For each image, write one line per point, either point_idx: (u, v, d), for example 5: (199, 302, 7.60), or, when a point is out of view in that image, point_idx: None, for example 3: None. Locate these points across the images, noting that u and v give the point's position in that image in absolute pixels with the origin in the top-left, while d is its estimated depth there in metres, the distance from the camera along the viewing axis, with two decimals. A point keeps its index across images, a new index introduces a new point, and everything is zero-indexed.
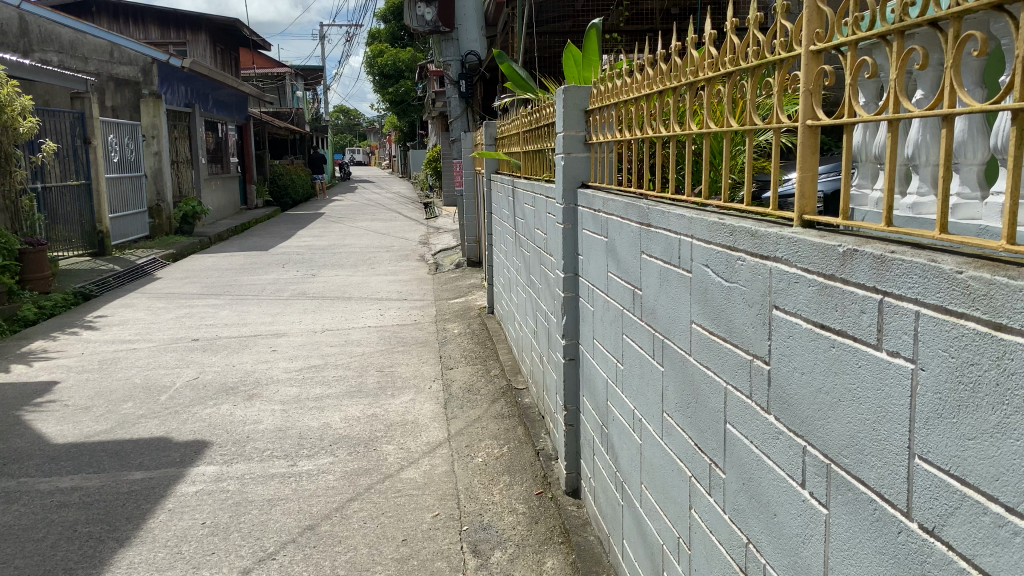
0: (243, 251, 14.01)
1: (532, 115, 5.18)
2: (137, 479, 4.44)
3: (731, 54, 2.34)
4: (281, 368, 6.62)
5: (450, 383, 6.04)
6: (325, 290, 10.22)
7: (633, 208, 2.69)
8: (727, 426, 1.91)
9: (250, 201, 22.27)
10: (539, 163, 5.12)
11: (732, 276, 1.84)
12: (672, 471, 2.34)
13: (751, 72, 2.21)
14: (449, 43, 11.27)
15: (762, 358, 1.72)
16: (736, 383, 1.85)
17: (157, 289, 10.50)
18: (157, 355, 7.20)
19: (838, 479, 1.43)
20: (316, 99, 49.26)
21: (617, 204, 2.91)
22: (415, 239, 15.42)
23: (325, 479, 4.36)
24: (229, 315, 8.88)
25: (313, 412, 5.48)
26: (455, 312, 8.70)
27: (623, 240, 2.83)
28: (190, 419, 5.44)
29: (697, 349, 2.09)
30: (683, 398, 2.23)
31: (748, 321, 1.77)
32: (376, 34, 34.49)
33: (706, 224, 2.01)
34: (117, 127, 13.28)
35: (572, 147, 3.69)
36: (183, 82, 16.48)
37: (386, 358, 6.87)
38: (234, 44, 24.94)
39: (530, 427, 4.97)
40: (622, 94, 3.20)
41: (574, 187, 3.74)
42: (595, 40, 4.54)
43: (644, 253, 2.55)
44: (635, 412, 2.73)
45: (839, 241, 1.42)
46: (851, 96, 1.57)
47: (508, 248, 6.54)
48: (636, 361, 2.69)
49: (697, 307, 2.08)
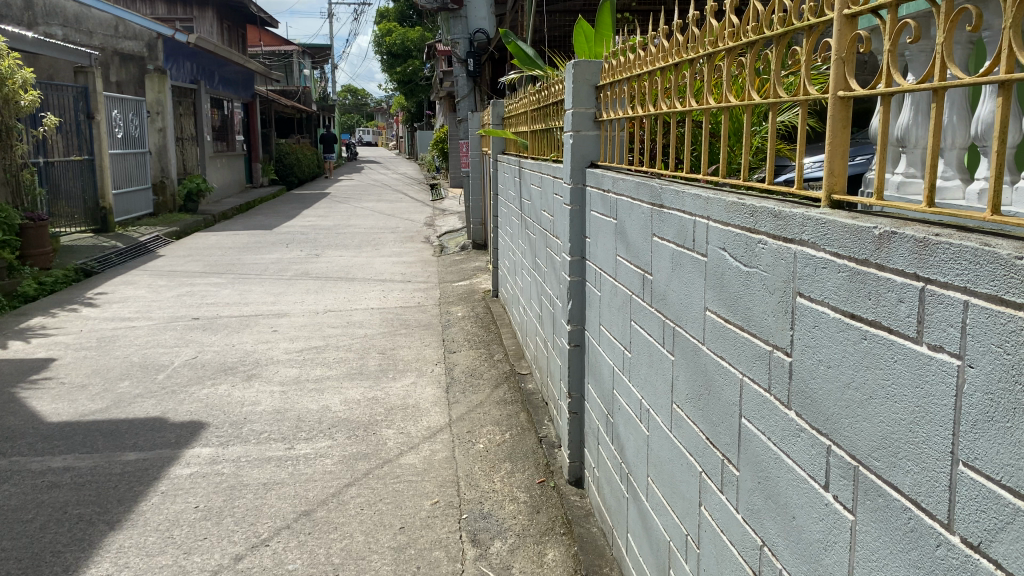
0: (247, 230, 13.91)
1: (540, 94, 5.06)
2: (130, 461, 4.35)
3: (755, 22, 2.19)
4: (281, 349, 6.52)
5: (452, 367, 5.94)
6: (328, 271, 10.12)
7: (645, 188, 2.56)
8: (743, 421, 1.79)
9: (255, 179, 22.16)
10: (547, 143, 4.98)
11: (752, 260, 1.71)
12: (681, 465, 2.22)
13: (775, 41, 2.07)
14: (459, 20, 11.11)
15: (782, 349, 1.59)
16: (753, 375, 1.73)
17: (159, 266, 10.41)
18: (156, 334, 7.10)
19: (867, 483, 1.29)
20: (323, 78, 49.01)
21: (628, 184, 2.78)
22: (421, 221, 15.30)
23: (322, 463, 4.26)
24: (230, 294, 8.78)
25: (313, 394, 5.39)
26: (460, 294, 8.59)
27: (634, 224, 2.70)
28: (187, 399, 5.34)
29: (711, 338, 1.97)
30: (695, 390, 2.10)
31: (769, 310, 1.64)
32: (385, 13, 34.20)
33: (724, 204, 1.87)
34: (122, 102, 13.15)
35: (581, 125, 3.55)
36: (189, 58, 16.32)
37: (387, 340, 6.77)
38: (241, 21, 24.74)
39: (532, 413, 4.86)
40: (635, 68, 3.06)
41: (583, 167, 3.58)
42: (609, 15, 4.42)
43: (656, 236, 2.42)
44: (643, 402, 2.62)
45: (873, 222, 1.28)
46: (891, 64, 1.38)
47: (514, 230, 6.41)
48: (645, 349, 2.57)
49: (711, 293, 1.96)
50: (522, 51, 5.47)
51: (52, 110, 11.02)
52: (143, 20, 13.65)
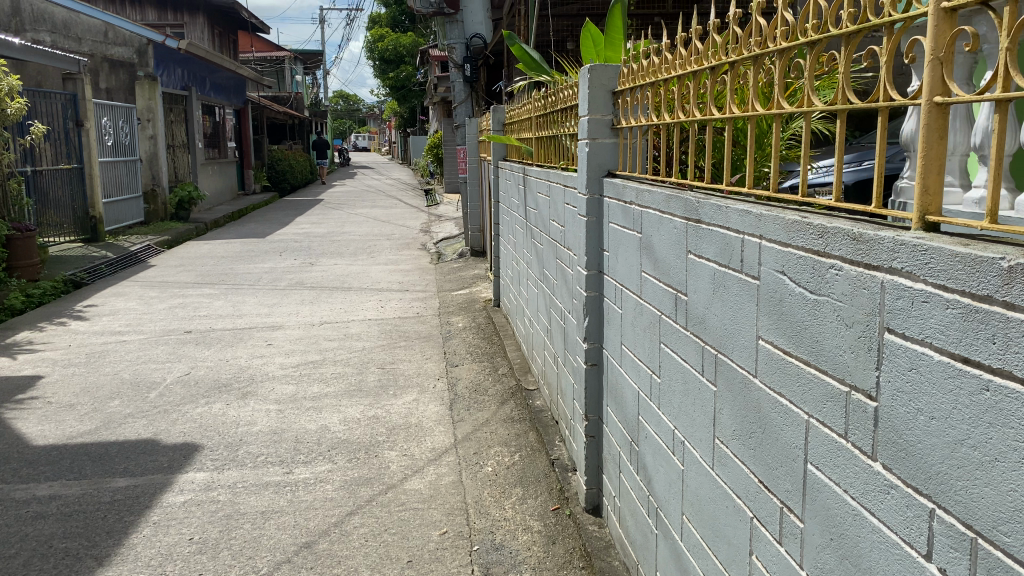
0: (240, 238, 13.68)
1: (546, 99, 4.86)
2: (121, 488, 4.12)
3: (815, 19, 1.88)
4: (277, 364, 6.29)
5: (455, 382, 5.73)
6: (323, 280, 9.90)
7: (677, 201, 2.35)
8: (809, 467, 1.60)
9: (247, 185, 21.92)
10: (554, 150, 4.80)
11: (823, 288, 1.51)
12: (726, 507, 2.02)
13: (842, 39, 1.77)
14: (455, 25, 10.89)
15: (864, 392, 1.40)
16: (823, 417, 1.53)
17: (150, 277, 10.18)
18: (148, 348, 6.87)
19: (989, 560, 1.09)
20: (315, 83, 48.71)
21: (655, 196, 2.58)
22: (416, 227, 15.08)
23: (323, 489, 4.05)
24: (224, 306, 8.55)
25: (311, 413, 5.17)
26: (460, 304, 8.39)
27: (663, 241, 2.49)
28: (180, 419, 5.12)
29: (765, 371, 1.77)
30: (743, 426, 1.91)
31: (846, 345, 1.44)
32: (377, 19, 34.04)
33: (782, 223, 1.68)
34: (111, 110, 12.90)
35: (598, 132, 3.33)
36: (179, 65, 16.11)
37: (387, 353, 6.56)
38: (232, 27, 24.53)
39: (542, 433, 4.65)
40: (659, 72, 2.82)
41: (600, 176, 3.37)
42: (620, 18, 4.21)
43: (692, 254, 2.22)
44: (675, 432, 2.42)
45: (994, 251, 1.09)
46: (1009, 65, 1.17)
47: (517, 238, 6.22)
48: (679, 374, 2.37)
49: (766, 321, 1.76)
50: (528, 54, 5.24)
51: (40, 118, 10.79)
52: (132, 26, 13.41)
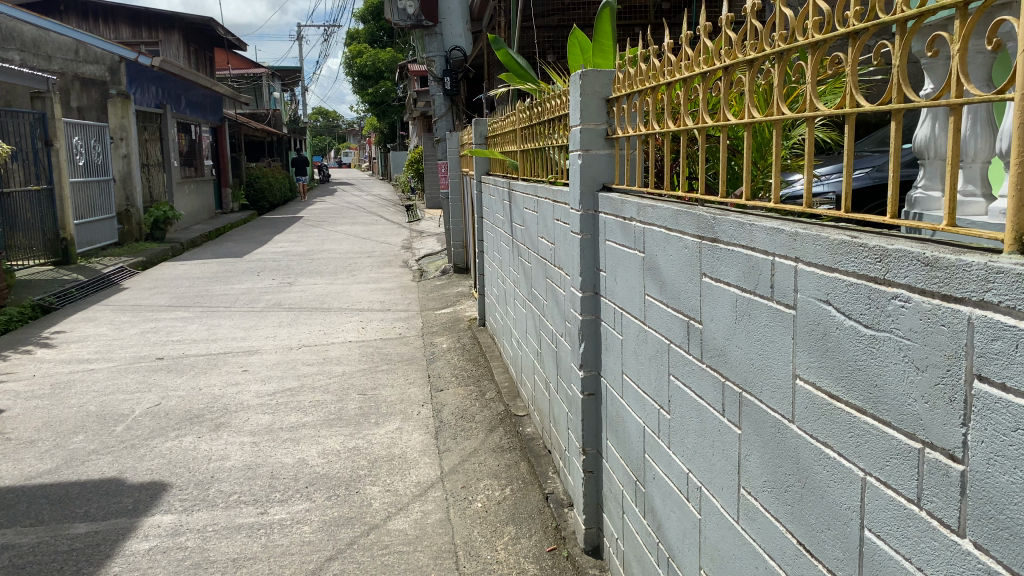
0: (217, 258, 13.33)
1: (531, 109, 4.61)
2: (80, 534, 3.81)
3: (859, 5, 1.61)
4: (253, 393, 5.98)
5: (441, 408, 5.45)
6: (302, 301, 9.59)
7: (688, 216, 2.10)
8: (866, 534, 1.34)
9: (225, 204, 21.57)
10: (540, 163, 4.56)
11: (884, 323, 1.26)
12: (757, 569, 1.77)
13: (894, 26, 1.50)
14: (433, 38, 10.64)
15: (942, 451, 1.15)
16: (886, 477, 1.28)
17: (122, 300, 9.83)
18: (116, 377, 6.54)
19: None
20: (293, 100, 48.33)
21: (660, 211, 2.32)
22: (398, 244, 14.81)
23: (300, 532, 3.75)
24: (198, 330, 8.22)
25: (287, 446, 4.87)
26: (444, 323, 8.11)
27: (670, 261, 2.24)
28: (148, 455, 4.81)
29: (807, 416, 1.52)
30: (778, 477, 1.65)
31: (917, 394, 1.19)
32: (356, 35, 33.86)
33: (826, 244, 1.43)
34: (84, 129, 12.56)
35: (591, 143, 3.06)
36: (153, 82, 15.80)
37: (368, 378, 6.26)
38: (209, 44, 24.23)
39: (535, 464, 4.37)
40: (659, 75, 2.56)
41: (594, 191, 3.11)
42: (609, 23, 3.97)
43: (707, 277, 1.97)
44: (690, 477, 2.16)
45: None
46: None
47: (502, 255, 5.97)
48: (693, 412, 2.12)
49: (807, 357, 1.51)
50: (514, 60, 5.01)
51: (7, 138, 10.44)
52: (104, 43, 13.09)
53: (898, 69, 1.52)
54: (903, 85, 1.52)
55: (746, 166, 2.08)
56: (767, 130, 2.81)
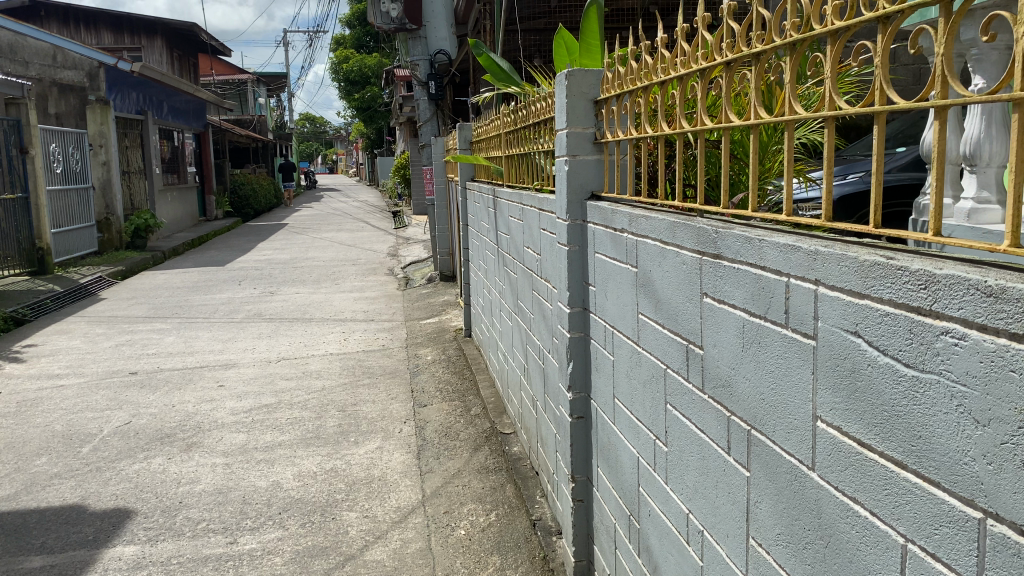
0: (199, 267, 13.04)
1: (516, 113, 4.40)
2: (34, 569, 3.55)
3: None
4: (227, 410, 5.72)
5: (424, 425, 5.22)
6: (283, 311, 9.34)
7: (686, 228, 1.88)
8: None
9: (209, 211, 21.26)
10: (526, 170, 4.35)
11: (930, 362, 1.06)
12: None
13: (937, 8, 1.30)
14: (417, 41, 10.42)
15: (1010, 524, 0.94)
16: (934, 547, 1.07)
17: (99, 312, 9.55)
18: (87, 394, 6.26)
19: None
20: (279, 106, 47.96)
21: (654, 222, 2.11)
22: (383, 251, 14.55)
23: (270, 564, 3.51)
24: (175, 342, 7.95)
25: (261, 468, 4.62)
26: (430, 334, 7.86)
27: (666, 278, 2.03)
28: (114, 479, 4.55)
29: (833, 465, 1.31)
30: (794, 530, 1.44)
31: (975, 452, 0.98)
32: (341, 41, 33.63)
33: (856, 265, 1.22)
34: (61, 136, 12.23)
35: (579, 147, 2.83)
36: (134, 88, 15.52)
37: (349, 393, 6.02)
38: (192, 49, 23.92)
39: (522, 487, 4.15)
40: (651, 74, 2.34)
41: (582, 199, 2.89)
42: (595, 22, 3.76)
43: (709, 297, 1.75)
44: (690, 519, 1.95)
45: None
46: None
47: (487, 264, 5.75)
48: (695, 446, 1.90)
49: (832, 396, 1.30)
50: (495, 63, 4.75)
51: None
52: (82, 48, 12.80)
53: (941, 59, 1.21)
54: (948, 78, 1.20)
55: (753, 173, 1.84)
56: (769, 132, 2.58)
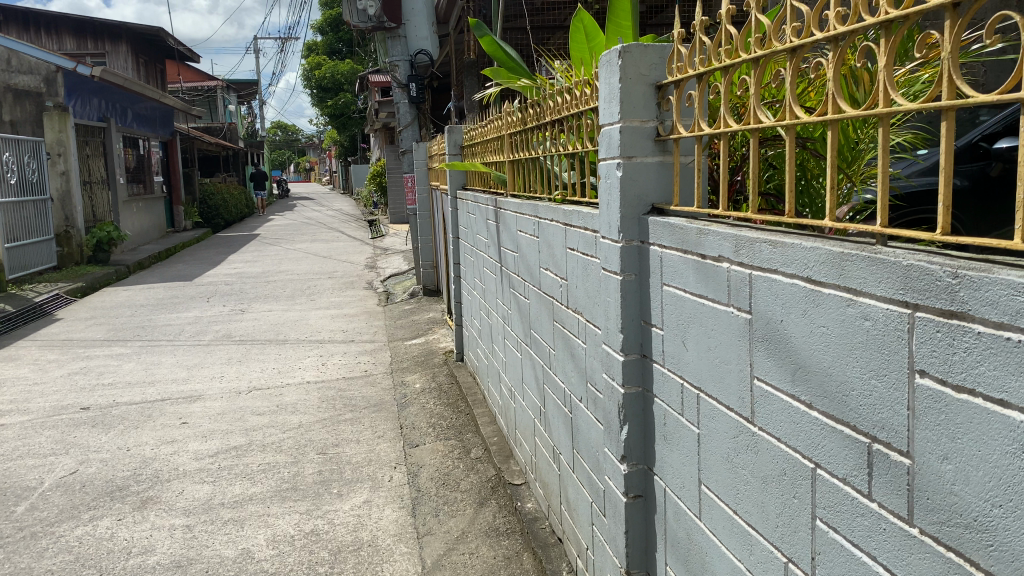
0: (164, 283, 12.20)
1: (524, 111, 3.74)
2: None
3: None
4: (190, 455, 4.98)
5: (417, 472, 4.51)
6: (255, 332, 8.58)
7: (871, 265, 1.20)
8: None
9: (177, 222, 20.36)
10: (540, 177, 3.67)
11: None
12: None
13: None
14: (397, 40, 9.67)
15: None
16: None
17: (53, 335, 8.72)
18: (29, 436, 5.48)
19: None
20: (250, 114, 46.91)
21: (792, 250, 1.42)
22: (361, 263, 13.79)
23: None
24: (134, 370, 7.16)
25: (228, 531, 3.90)
26: (417, 358, 7.15)
27: (818, 336, 1.36)
28: (50, 549, 3.80)
29: None
30: None
31: None
32: (314, 47, 32.77)
33: None
34: (15, 144, 11.33)
35: (633, 147, 2.16)
36: (94, 95, 14.62)
37: (329, 432, 5.30)
38: (160, 54, 22.97)
39: (542, 557, 3.47)
40: (771, 41, 1.56)
41: (638, 214, 2.20)
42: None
43: (931, 381, 1.09)
44: None
45: None
46: None
47: (486, 282, 5.06)
48: None
49: None
50: (501, 49, 4.09)
51: None
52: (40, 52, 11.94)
53: None
54: None
55: None
56: (853, 128, 2.10)
